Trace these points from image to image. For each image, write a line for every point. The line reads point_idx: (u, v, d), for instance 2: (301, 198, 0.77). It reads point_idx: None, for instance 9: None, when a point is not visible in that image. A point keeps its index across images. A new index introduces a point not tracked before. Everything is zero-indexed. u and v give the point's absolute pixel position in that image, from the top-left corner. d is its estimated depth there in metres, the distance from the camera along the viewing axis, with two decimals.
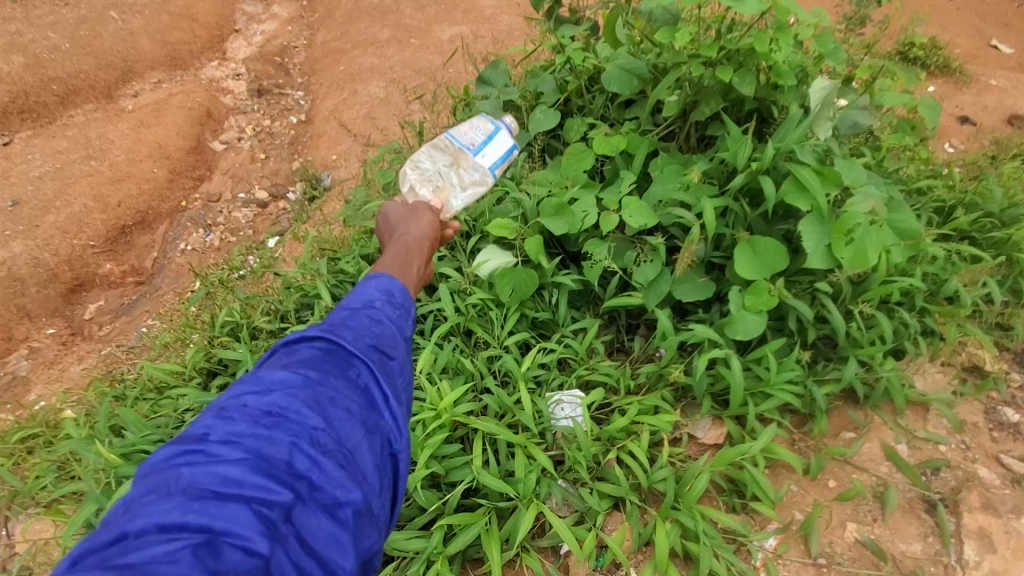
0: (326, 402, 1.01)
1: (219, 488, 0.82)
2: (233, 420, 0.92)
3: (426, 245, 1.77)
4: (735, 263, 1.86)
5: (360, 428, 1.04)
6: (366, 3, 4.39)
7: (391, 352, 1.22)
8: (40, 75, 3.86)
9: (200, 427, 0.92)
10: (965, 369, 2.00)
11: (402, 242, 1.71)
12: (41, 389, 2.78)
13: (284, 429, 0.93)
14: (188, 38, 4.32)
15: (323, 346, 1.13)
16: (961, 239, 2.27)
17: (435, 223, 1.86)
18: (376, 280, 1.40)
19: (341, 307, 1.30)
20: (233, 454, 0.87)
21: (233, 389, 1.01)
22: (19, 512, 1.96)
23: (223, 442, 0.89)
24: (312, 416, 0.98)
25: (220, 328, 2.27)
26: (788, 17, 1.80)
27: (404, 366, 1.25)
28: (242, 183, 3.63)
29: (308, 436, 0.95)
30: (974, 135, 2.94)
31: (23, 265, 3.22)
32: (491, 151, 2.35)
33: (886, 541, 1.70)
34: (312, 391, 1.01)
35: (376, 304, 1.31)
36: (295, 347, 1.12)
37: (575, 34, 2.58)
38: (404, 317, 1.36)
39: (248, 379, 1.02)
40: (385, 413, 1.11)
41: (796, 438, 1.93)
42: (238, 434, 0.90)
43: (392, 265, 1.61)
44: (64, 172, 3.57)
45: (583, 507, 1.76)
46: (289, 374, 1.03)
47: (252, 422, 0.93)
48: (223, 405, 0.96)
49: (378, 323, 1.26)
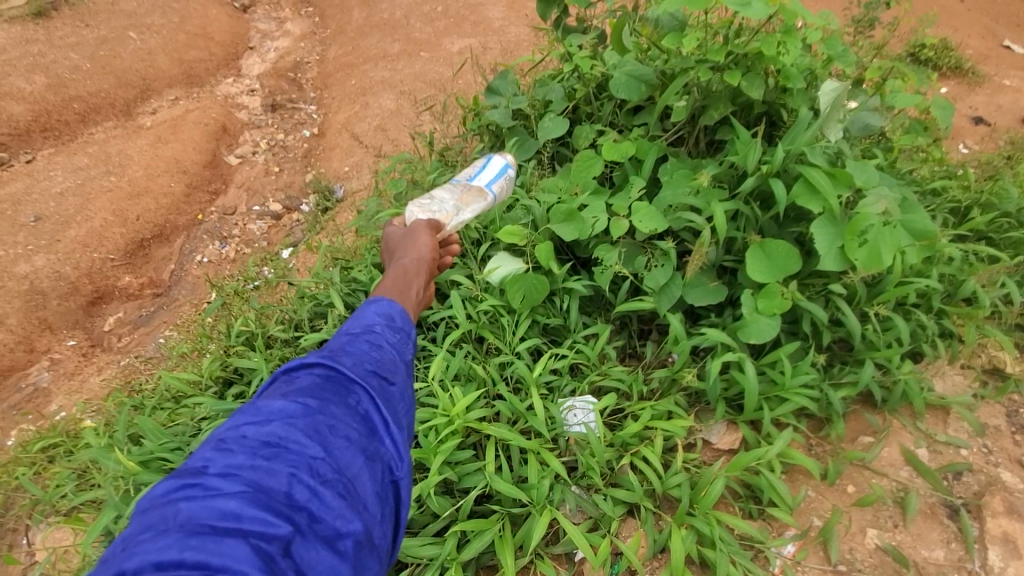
0: (326, 430, 1.02)
1: (217, 522, 0.82)
2: (232, 452, 0.93)
3: (427, 263, 1.79)
4: (748, 266, 1.85)
5: (361, 456, 1.04)
6: (377, 18, 4.47)
7: (392, 377, 1.23)
8: (62, 94, 3.99)
9: (200, 459, 0.92)
10: (985, 371, 1.97)
11: (400, 265, 1.74)
12: (62, 399, 2.84)
13: (283, 460, 0.94)
14: (204, 56, 4.43)
15: (323, 372, 1.14)
16: (977, 240, 2.24)
17: (433, 242, 1.86)
18: (376, 304, 1.43)
19: (342, 332, 1.32)
20: (231, 487, 0.87)
21: (232, 419, 1.02)
22: (40, 520, 2.00)
23: (222, 475, 0.89)
24: (311, 446, 0.98)
25: (236, 338, 2.30)
26: (795, 20, 1.81)
27: (405, 390, 1.26)
28: (257, 196, 3.70)
29: (308, 467, 0.95)
30: (988, 136, 2.91)
31: (46, 280, 3.30)
32: (490, 171, 2.37)
33: (908, 548, 1.66)
34: (312, 420, 1.02)
35: (377, 328, 1.34)
36: (295, 375, 1.14)
37: (582, 42, 2.60)
38: (404, 340, 1.39)
39: (248, 410, 1.03)
40: (386, 439, 1.12)
41: (812, 443, 1.90)
42: (237, 466, 0.90)
43: (391, 291, 1.65)
44: (85, 188, 3.66)
45: (597, 514, 1.75)
46: (288, 403, 1.04)
47: (251, 454, 0.93)
48: (222, 437, 0.97)
49: (379, 348, 1.28)
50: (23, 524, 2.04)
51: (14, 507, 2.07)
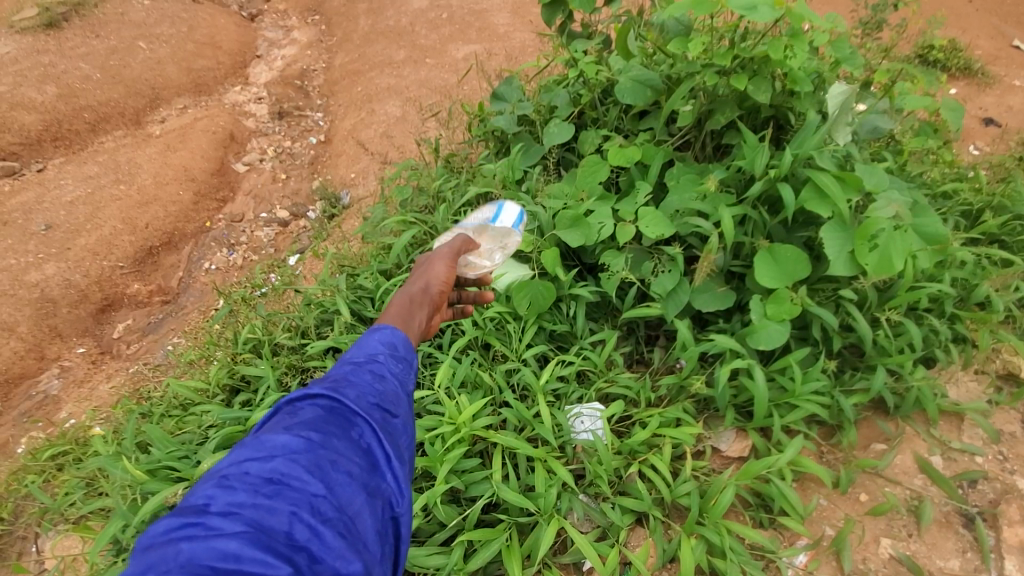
0: (328, 466, 0.99)
1: (217, 564, 0.80)
2: (234, 489, 0.90)
3: (434, 294, 1.66)
4: (757, 272, 1.84)
5: (362, 492, 1.02)
6: (382, 26, 4.48)
7: (395, 409, 1.20)
8: (73, 104, 4.04)
9: (200, 496, 0.90)
10: (1000, 377, 1.93)
11: (407, 291, 1.63)
12: (72, 407, 2.86)
13: (284, 498, 0.91)
14: (212, 65, 4.46)
15: (326, 404, 1.11)
16: (990, 243, 2.21)
17: (449, 272, 1.74)
18: (380, 332, 1.39)
19: (345, 360, 1.28)
20: (231, 528, 0.84)
21: (234, 453, 0.99)
22: (49, 528, 2.01)
23: (223, 514, 0.86)
24: (313, 482, 0.96)
25: (243, 345, 2.30)
26: (802, 24, 1.79)
27: (407, 422, 1.23)
28: (264, 204, 3.71)
29: (309, 505, 0.92)
30: (999, 137, 2.87)
31: (56, 287, 3.33)
32: (506, 217, 2.15)
33: (923, 558, 1.63)
34: (314, 455, 0.99)
35: (380, 358, 1.30)
36: (298, 406, 1.10)
37: (587, 48, 2.60)
38: (407, 370, 1.35)
39: (251, 443, 1.00)
40: (387, 474, 1.09)
41: (823, 450, 1.87)
42: (238, 505, 0.88)
43: (394, 316, 1.52)
44: (94, 196, 3.70)
45: (605, 523, 1.74)
46: (290, 437, 1.01)
47: (253, 491, 0.90)
48: (223, 473, 0.94)
49: (381, 379, 1.25)
50: (32, 532, 2.05)
51: (24, 514, 2.08)
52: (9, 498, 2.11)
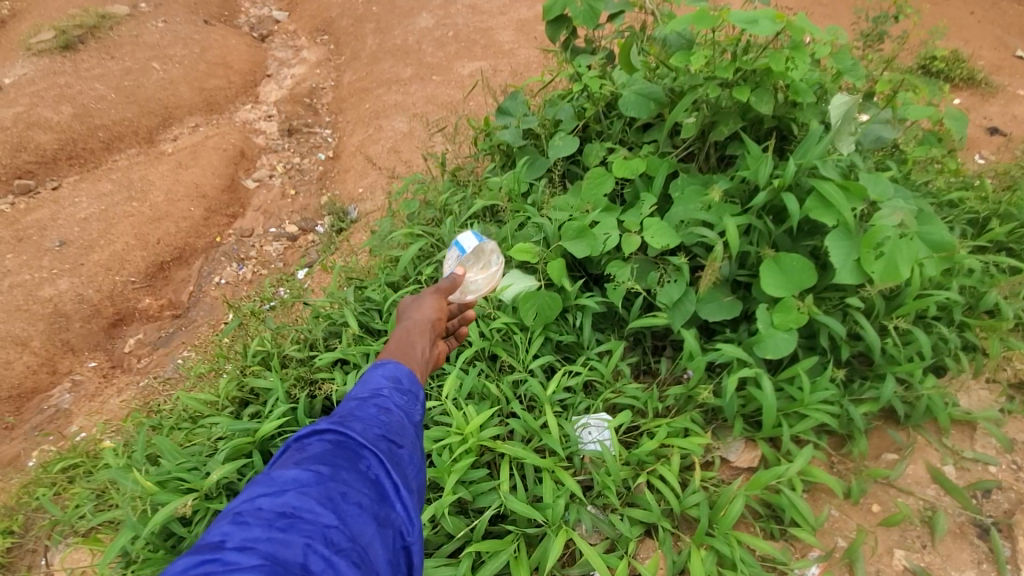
0: (338, 497, 0.97)
1: None
2: (248, 525, 0.88)
3: (431, 323, 1.60)
4: (762, 281, 1.84)
5: (373, 522, 0.99)
6: (390, 44, 4.56)
7: (401, 440, 1.17)
8: (87, 123, 4.14)
9: (216, 534, 0.87)
10: (1012, 386, 1.91)
11: (402, 326, 1.57)
12: (82, 420, 2.91)
13: (298, 530, 0.89)
14: (223, 84, 4.54)
15: (333, 438, 1.08)
16: (998, 251, 2.21)
17: (440, 303, 1.69)
18: (382, 366, 1.35)
19: (349, 397, 1.24)
20: (248, 561, 0.82)
21: (245, 491, 0.96)
22: (59, 540, 2.02)
23: (240, 548, 0.84)
24: (325, 514, 0.93)
25: (252, 357, 2.32)
26: (803, 36, 1.82)
27: (413, 453, 1.19)
28: (274, 218, 3.77)
29: (322, 536, 0.90)
30: (1004, 146, 2.88)
31: (69, 302, 3.39)
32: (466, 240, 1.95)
33: (938, 569, 1.61)
34: (324, 488, 0.97)
35: (384, 391, 1.27)
36: (305, 442, 1.07)
37: (591, 62, 2.65)
38: (412, 402, 1.31)
39: (262, 480, 0.97)
40: (396, 504, 1.05)
41: (834, 460, 1.85)
42: (253, 539, 0.86)
43: (394, 349, 1.47)
44: (107, 214, 3.76)
45: (614, 534, 1.72)
46: (300, 471, 0.99)
47: (267, 525, 0.88)
48: (237, 511, 0.91)
49: (386, 412, 1.21)
50: (41, 545, 2.05)
51: (33, 527, 2.09)
52: (21, 510, 2.13)
